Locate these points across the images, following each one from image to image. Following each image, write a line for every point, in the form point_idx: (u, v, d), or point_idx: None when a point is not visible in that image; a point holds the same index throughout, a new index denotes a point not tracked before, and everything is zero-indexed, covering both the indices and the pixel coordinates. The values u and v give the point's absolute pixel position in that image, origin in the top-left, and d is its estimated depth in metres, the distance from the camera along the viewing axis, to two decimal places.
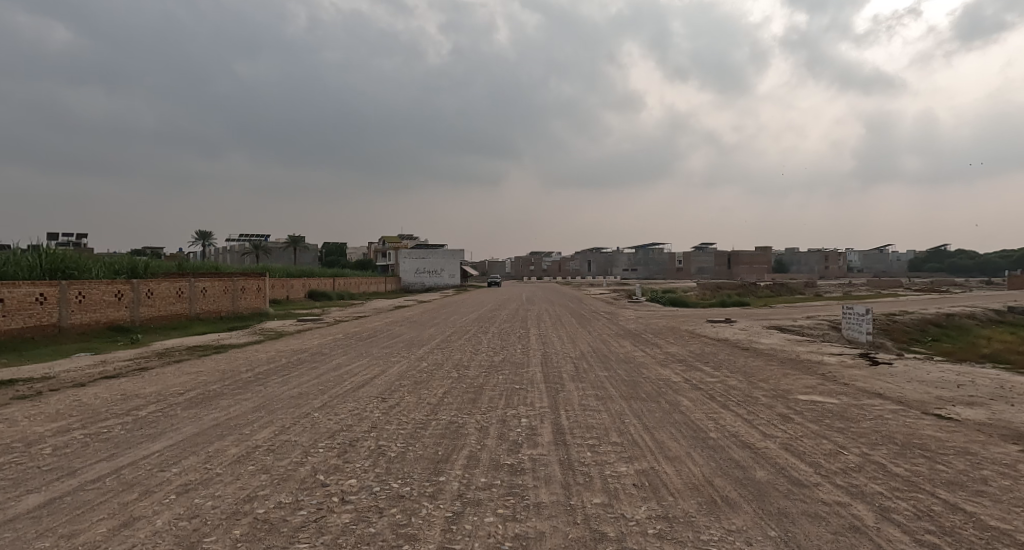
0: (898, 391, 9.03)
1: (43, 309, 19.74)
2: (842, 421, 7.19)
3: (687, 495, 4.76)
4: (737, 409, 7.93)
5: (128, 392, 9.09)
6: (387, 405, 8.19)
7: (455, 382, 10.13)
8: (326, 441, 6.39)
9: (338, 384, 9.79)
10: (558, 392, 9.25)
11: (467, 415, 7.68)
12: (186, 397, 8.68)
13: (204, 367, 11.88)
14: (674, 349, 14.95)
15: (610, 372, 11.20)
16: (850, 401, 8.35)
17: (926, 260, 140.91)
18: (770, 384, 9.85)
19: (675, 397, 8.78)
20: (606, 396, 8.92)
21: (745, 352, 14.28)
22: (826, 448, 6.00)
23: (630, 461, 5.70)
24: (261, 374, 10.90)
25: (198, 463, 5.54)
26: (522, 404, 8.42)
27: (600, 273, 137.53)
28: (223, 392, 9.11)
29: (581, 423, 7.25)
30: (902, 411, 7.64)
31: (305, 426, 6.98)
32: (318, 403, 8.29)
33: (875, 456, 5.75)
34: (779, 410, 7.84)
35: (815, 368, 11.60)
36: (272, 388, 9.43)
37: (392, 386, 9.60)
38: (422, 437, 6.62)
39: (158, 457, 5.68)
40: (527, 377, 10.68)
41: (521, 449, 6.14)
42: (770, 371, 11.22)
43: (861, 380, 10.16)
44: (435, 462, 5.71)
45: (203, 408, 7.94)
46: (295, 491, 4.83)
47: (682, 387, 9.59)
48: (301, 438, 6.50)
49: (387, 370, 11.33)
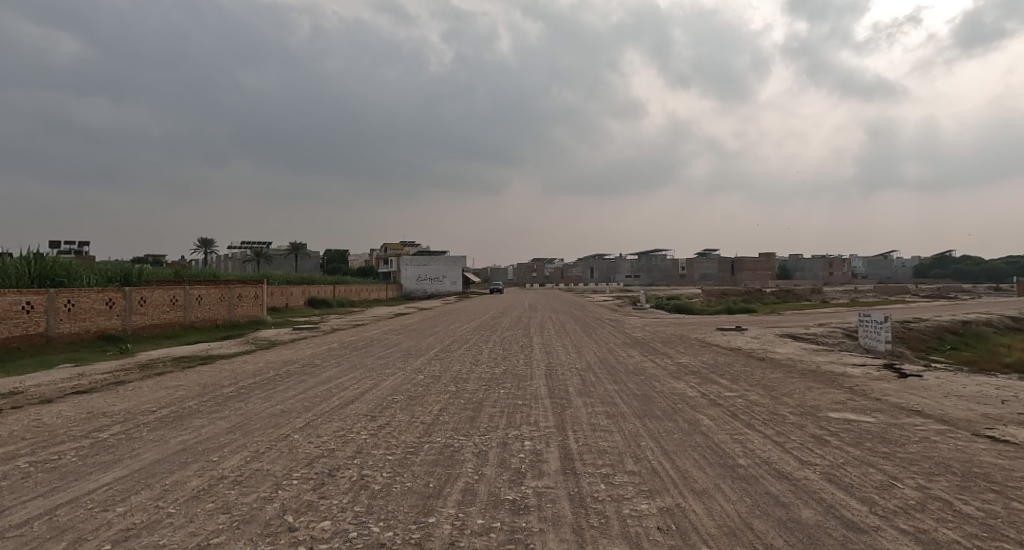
0: (939, 408, 8.19)
1: (30, 318, 19.10)
2: (885, 444, 6.41)
3: (724, 543, 3.98)
4: (765, 430, 7.15)
5: (96, 410, 8.34)
6: (376, 425, 7.44)
7: (452, 397, 9.34)
8: (302, 470, 5.61)
9: (326, 400, 9.03)
10: (565, 408, 8.48)
11: (464, 437, 6.91)
12: (158, 416, 7.92)
13: (185, 381, 11.10)
14: (686, 359, 14.15)
15: (621, 386, 10.40)
16: (887, 420, 7.54)
17: (931, 266, 139.44)
18: (796, 399, 9.03)
19: (693, 415, 7.98)
20: (617, 414, 8.14)
21: (763, 362, 13.47)
22: (877, 480, 5.19)
23: (651, 497, 4.90)
24: (244, 389, 10.11)
25: (148, 500, 4.78)
26: (525, 422, 7.66)
27: (603, 279, 135.97)
28: (198, 410, 8.34)
29: (592, 446, 6.47)
30: (950, 432, 6.83)
31: (281, 452, 6.22)
32: (300, 423, 7.54)
33: (936, 490, 4.93)
34: (811, 431, 7.04)
35: (839, 381, 10.77)
36: (253, 405, 8.66)
37: (385, 402, 8.86)
38: (412, 465, 5.84)
39: (105, 492, 4.93)
40: (531, 391, 9.90)
41: (524, 481, 5.35)
42: (792, 384, 10.39)
43: (893, 394, 9.34)
44: (425, 497, 4.93)
45: (172, 430, 7.17)
46: (255, 539, 4.06)
47: (700, 403, 8.80)
48: (275, 466, 5.74)
49: (380, 384, 10.57)
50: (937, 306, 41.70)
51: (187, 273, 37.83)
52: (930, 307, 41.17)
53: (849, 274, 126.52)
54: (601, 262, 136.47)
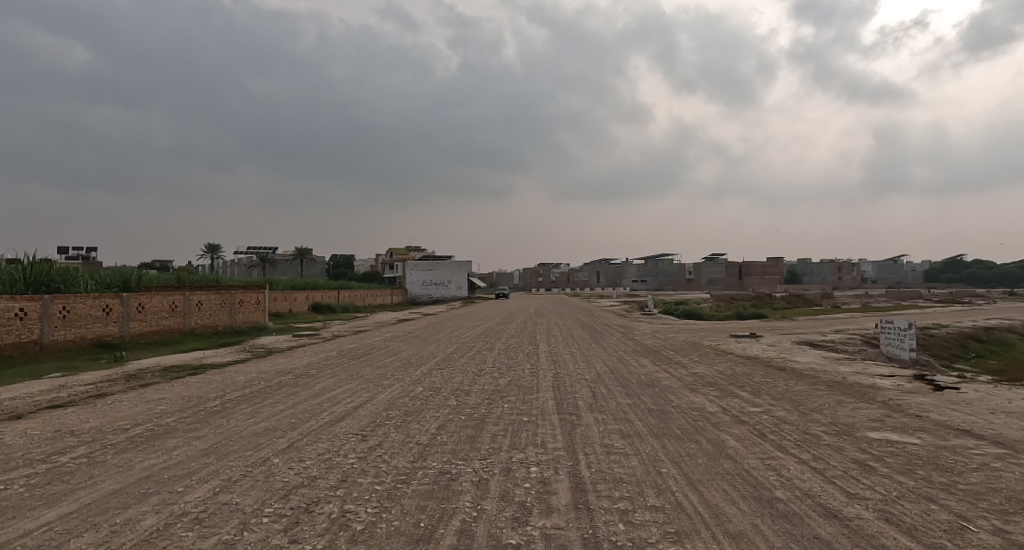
0: (989, 427, 7.40)
1: (23, 325, 18.51)
2: (941, 472, 5.62)
3: None
4: (800, 453, 6.37)
5: (64, 428, 7.66)
6: (366, 446, 6.73)
7: (452, 413, 8.63)
8: (276, 505, 4.90)
9: (315, 416, 8.33)
10: (574, 426, 7.75)
11: (463, 462, 6.18)
12: (129, 436, 7.23)
13: (169, 393, 10.41)
14: (702, 369, 13.33)
15: (634, 400, 9.63)
16: (936, 442, 6.76)
17: (943, 271, 137.51)
18: (828, 416, 8.24)
19: (716, 435, 7.22)
20: (632, 433, 7.40)
21: (784, 373, 12.69)
22: (946, 522, 4.42)
23: (679, 543, 4.15)
24: (230, 403, 9.42)
25: (88, 546, 4.06)
26: (531, 443, 6.92)
27: (609, 284, 134.63)
28: (175, 428, 7.64)
29: (607, 474, 5.71)
30: (1011, 458, 6.05)
31: (256, 480, 5.51)
32: (283, 444, 6.84)
33: (1019, 536, 4.16)
34: (853, 456, 6.26)
35: (870, 395, 9.95)
36: (235, 423, 7.95)
37: (379, 419, 8.16)
38: (402, 497, 5.11)
39: (41, 535, 4.22)
40: (537, 405, 9.17)
41: (530, 520, 4.61)
42: (820, 399, 9.57)
43: (934, 410, 8.54)
44: (414, 542, 4.21)
45: (141, 452, 6.48)
46: None
47: (723, 421, 8.02)
48: (245, 499, 5.03)
49: (375, 397, 9.85)
50: (951, 307, 48.51)
51: (189, 278, 37.34)
52: (947, 307, 49.92)
53: (858, 278, 124.69)
54: (607, 267, 134.75)
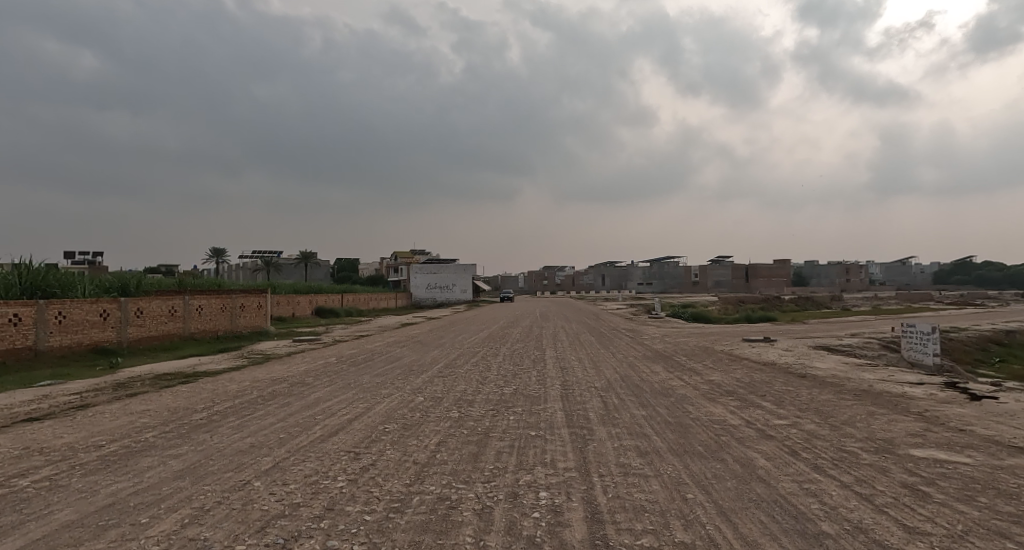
0: None
1: (17, 331, 18.02)
2: (1006, 500, 4.94)
3: None
4: (840, 476, 5.70)
5: (34, 445, 7.08)
6: (359, 466, 6.11)
7: (454, 426, 8.00)
8: (249, 541, 4.27)
9: (306, 430, 7.73)
10: (587, 442, 7.10)
11: (464, 485, 5.55)
12: (102, 454, 6.64)
13: (156, 404, 9.83)
14: (718, 376, 12.63)
15: (650, 411, 8.96)
16: (989, 461, 6.07)
17: (953, 273, 136.14)
18: (863, 430, 7.56)
19: (743, 453, 6.57)
20: (650, 449, 6.76)
21: (805, 380, 11.97)
22: None
23: None
24: (217, 415, 8.82)
25: None
26: (540, 463, 6.28)
27: (615, 286, 133.57)
28: (153, 445, 7.06)
29: (626, 501, 5.06)
30: None
31: (232, 509, 4.90)
32: (267, 464, 6.22)
33: None
34: (901, 478, 5.58)
35: (903, 405, 9.24)
36: (219, 438, 7.35)
37: (375, 433, 7.55)
38: (395, 531, 4.48)
39: None
40: (545, 417, 8.53)
41: None
42: (850, 410, 8.87)
43: (978, 423, 7.84)
44: None
45: (111, 474, 5.87)
46: None
47: (749, 436, 7.35)
48: (215, 533, 4.41)
49: (372, 409, 9.22)
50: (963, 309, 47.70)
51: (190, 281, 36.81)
52: (959, 306, 53.74)
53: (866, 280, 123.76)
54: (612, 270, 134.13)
